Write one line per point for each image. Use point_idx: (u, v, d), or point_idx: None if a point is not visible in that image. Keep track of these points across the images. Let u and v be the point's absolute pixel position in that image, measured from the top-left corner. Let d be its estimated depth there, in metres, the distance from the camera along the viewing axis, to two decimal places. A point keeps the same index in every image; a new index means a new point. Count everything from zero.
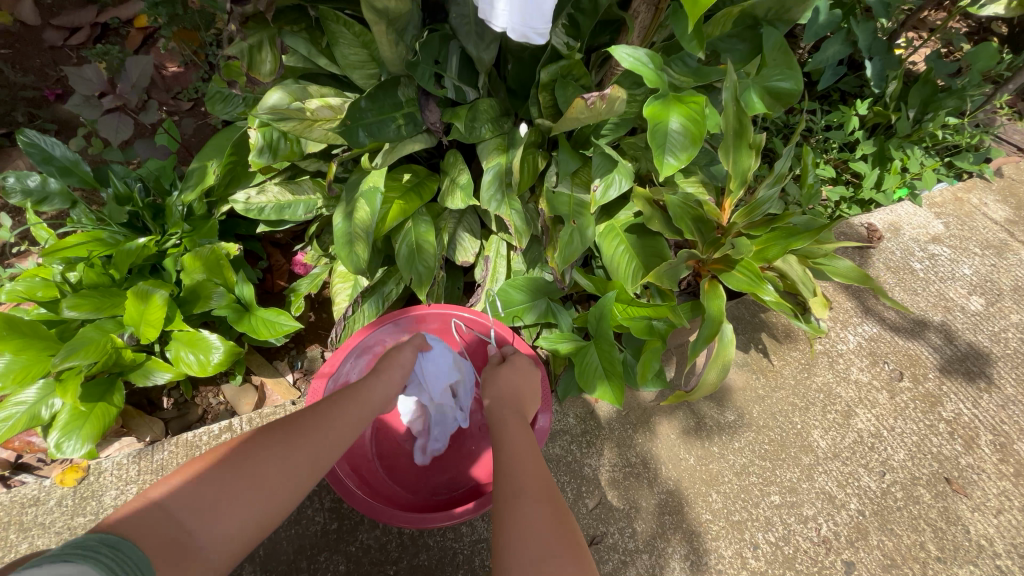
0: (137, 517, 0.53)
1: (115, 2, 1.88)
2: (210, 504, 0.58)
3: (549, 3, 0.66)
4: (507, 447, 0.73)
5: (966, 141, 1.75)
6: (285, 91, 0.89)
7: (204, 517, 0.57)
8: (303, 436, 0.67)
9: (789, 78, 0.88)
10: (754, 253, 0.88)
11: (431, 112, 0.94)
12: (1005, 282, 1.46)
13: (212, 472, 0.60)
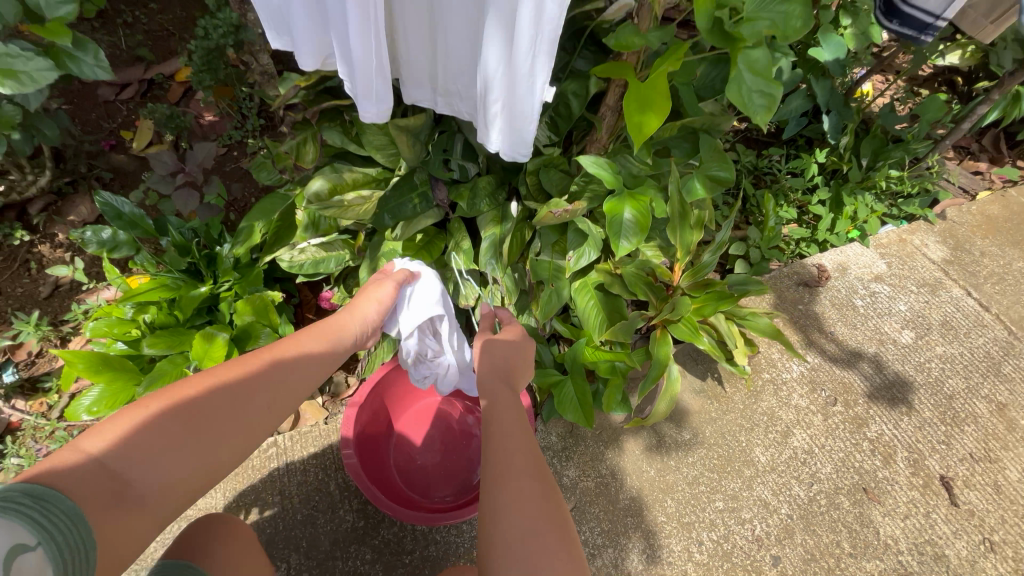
0: (69, 468, 0.64)
1: (159, 58, 2.07)
2: (138, 455, 0.69)
3: (530, 136, 0.89)
4: (498, 423, 0.86)
5: (910, 189, 1.98)
6: (326, 180, 1.14)
7: (130, 467, 0.68)
8: (241, 394, 0.80)
9: (725, 169, 1.09)
10: (694, 309, 1.10)
11: (440, 192, 1.21)
12: (934, 317, 1.69)
13: (140, 426, 0.71)
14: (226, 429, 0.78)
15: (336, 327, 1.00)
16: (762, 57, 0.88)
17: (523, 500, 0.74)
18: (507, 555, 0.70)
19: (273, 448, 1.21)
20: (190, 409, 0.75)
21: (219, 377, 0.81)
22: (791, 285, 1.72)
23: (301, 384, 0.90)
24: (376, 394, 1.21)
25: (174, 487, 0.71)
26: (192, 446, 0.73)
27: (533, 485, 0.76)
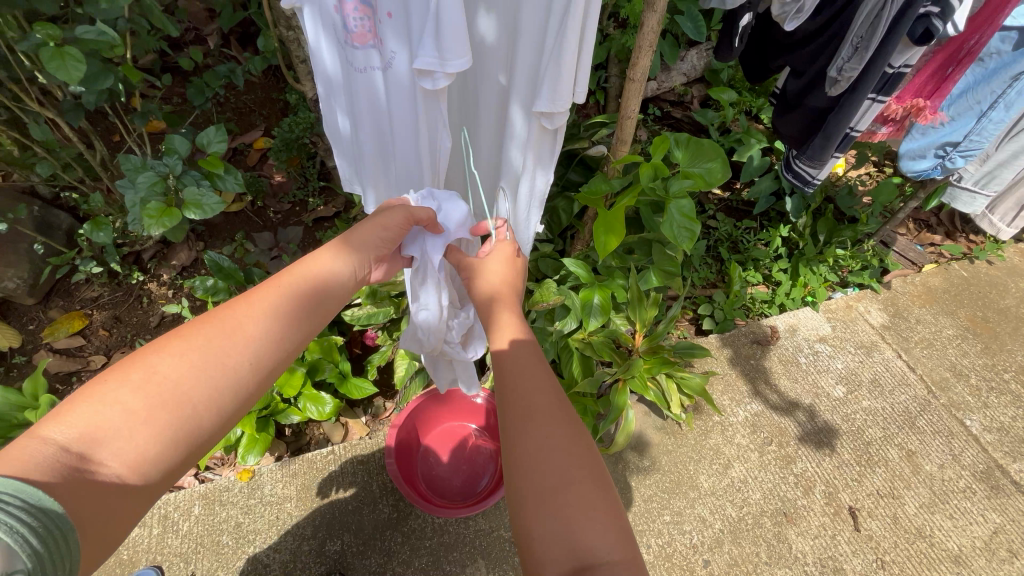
0: (29, 456, 0.60)
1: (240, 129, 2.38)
2: (111, 433, 0.65)
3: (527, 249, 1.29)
4: (518, 368, 0.83)
5: (856, 264, 2.36)
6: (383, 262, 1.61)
7: (99, 446, 0.64)
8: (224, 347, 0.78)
9: (672, 267, 1.48)
10: (645, 367, 1.50)
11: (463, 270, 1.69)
12: (865, 375, 2.03)
13: (104, 404, 0.67)
14: (202, 392, 0.73)
15: (325, 267, 0.97)
16: (687, 205, 1.28)
17: (547, 450, 0.73)
18: (541, 511, 0.69)
19: (331, 454, 1.64)
20: (159, 376, 0.71)
21: (192, 338, 0.77)
22: (747, 342, 2.10)
23: (287, 337, 0.86)
24: (412, 417, 1.61)
25: (155, 461, 0.68)
26: (167, 415, 0.69)
27: (553, 436, 0.74)
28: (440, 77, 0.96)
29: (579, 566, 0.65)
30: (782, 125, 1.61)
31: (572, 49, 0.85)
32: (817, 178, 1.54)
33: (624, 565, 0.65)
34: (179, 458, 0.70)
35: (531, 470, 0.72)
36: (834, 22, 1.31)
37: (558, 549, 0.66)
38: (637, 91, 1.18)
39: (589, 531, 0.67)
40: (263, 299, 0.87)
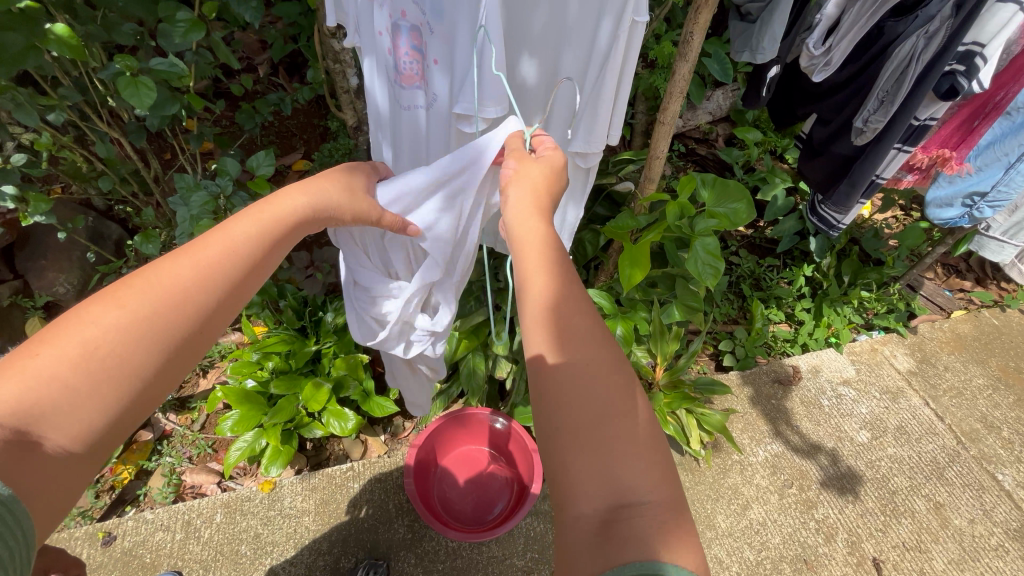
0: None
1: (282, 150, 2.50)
2: (51, 408, 0.63)
3: None
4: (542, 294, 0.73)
5: (882, 307, 2.33)
6: None
7: (41, 423, 0.62)
8: (163, 302, 0.72)
9: (695, 302, 1.50)
10: (665, 402, 1.51)
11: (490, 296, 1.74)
12: (891, 422, 1.99)
13: (32, 383, 0.62)
14: (140, 363, 0.69)
15: (279, 211, 0.86)
16: (712, 242, 1.31)
17: (580, 386, 0.65)
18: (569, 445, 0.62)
19: (350, 471, 1.67)
20: (92, 354, 0.66)
21: (123, 305, 0.69)
22: (768, 381, 2.07)
23: (237, 287, 0.79)
24: (430, 438, 1.61)
25: (100, 430, 0.67)
26: (103, 389, 0.66)
27: (589, 365, 0.66)
28: (478, 120, 1.03)
29: (615, 505, 0.58)
30: (809, 170, 1.68)
31: (608, 97, 0.93)
32: (841, 225, 1.56)
33: (663, 508, 0.59)
34: (125, 421, 0.70)
35: (567, 401, 0.65)
36: (860, 76, 1.41)
37: (588, 485, 0.60)
38: (666, 133, 1.24)
39: (627, 471, 0.60)
40: (202, 256, 0.76)
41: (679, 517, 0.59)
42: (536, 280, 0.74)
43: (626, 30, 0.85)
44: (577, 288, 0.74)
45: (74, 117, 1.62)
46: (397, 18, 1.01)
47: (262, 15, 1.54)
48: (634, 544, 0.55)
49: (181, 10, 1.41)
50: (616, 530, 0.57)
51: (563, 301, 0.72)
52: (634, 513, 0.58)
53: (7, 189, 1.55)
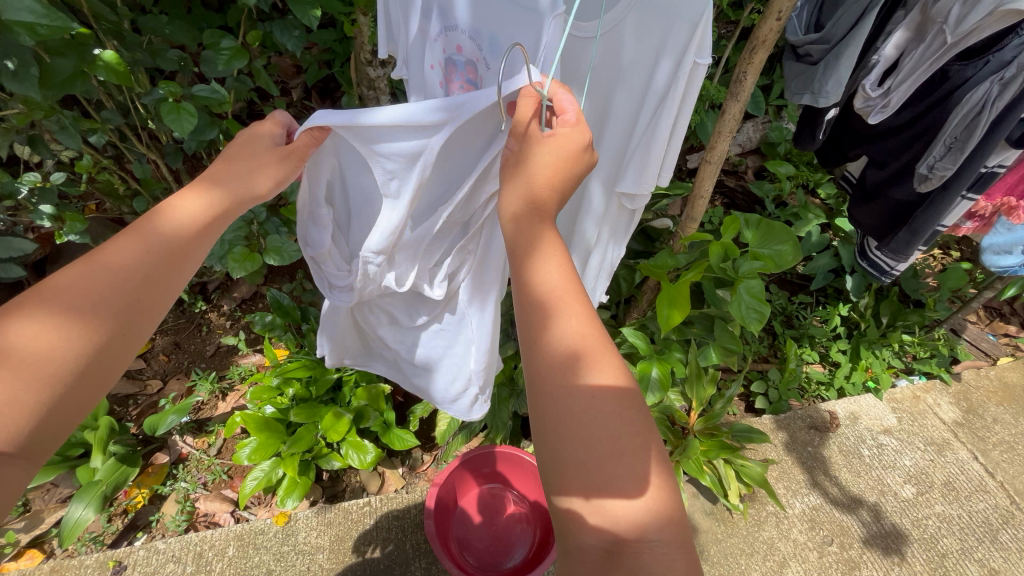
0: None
1: None
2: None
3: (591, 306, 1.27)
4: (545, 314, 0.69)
5: (923, 352, 2.23)
6: None
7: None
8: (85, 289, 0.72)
9: (734, 345, 1.45)
10: (702, 450, 1.43)
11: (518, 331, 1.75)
12: (937, 476, 1.87)
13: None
14: (62, 358, 0.68)
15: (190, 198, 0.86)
16: (757, 285, 1.26)
17: (586, 425, 0.62)
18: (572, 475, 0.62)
19: (367, 506, 1.61)
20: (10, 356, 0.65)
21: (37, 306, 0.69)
22: (804, 427, 1.97)
23: (158, 268, 0.79)
24: (450, 477, 1.55)
25: (30, 429, 0.65)
26: (21, 388, 0.64)
27: (599, 402, 0.63)
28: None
29: (618, 541, 0.60)
30: (861, 216, 1.65)
31: (662, 136, 0.90)
32: (898, 270, 1.55)
33: (666, 547, 0.60)
34: (60, 418, 0.68)
35: (573, 438, 0.62)
36: (921, 120, 1.40)
37: (592, 520, 0.60)
38: (712, 172, 1.21)
39: (632, 512, 0.60)
40: (117, 249, 0.77)
41: (681, 556, 0.60)
42: (543, 304, 0.69)
43: (687, 71, 0.84)
44: (583, 309, 0.68)
45: (114, 139, 1.64)
46: (452, 53, 1.01)
47: (304, 44, 1.56)
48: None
49: (226, 38, 1.42)
50: (619, 563, 0.59)
51: (572, 329, 0.67)
52: (638, 549, 0.59)
53: (45, 209, 1.57)
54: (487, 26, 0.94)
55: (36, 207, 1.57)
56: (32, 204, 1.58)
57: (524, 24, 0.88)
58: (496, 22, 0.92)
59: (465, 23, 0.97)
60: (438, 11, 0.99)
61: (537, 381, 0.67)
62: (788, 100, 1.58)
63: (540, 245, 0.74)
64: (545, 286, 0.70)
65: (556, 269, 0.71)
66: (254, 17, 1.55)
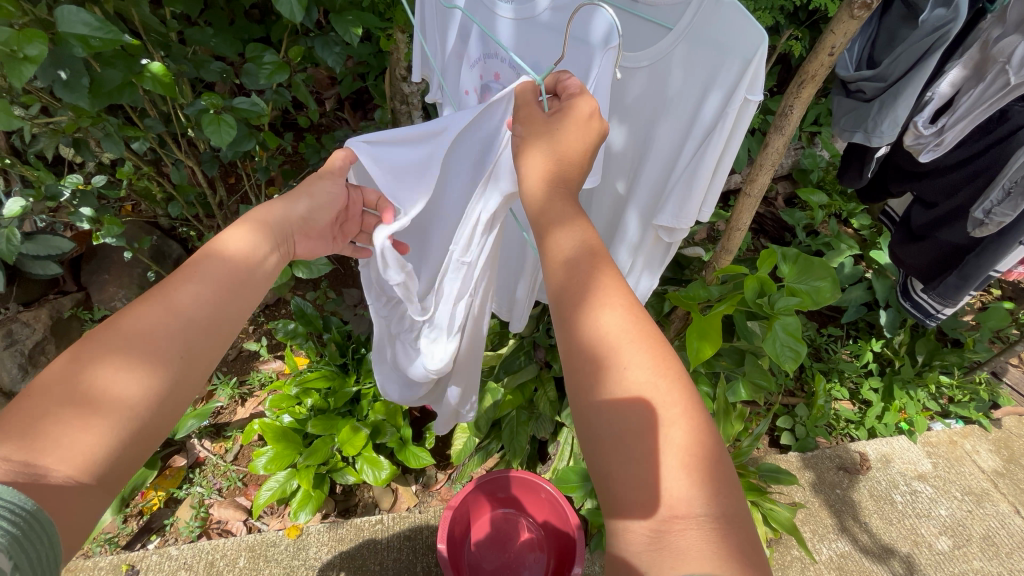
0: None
1: None
2: (50, 444, 0.58)
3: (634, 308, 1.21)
4: (574, 290, 0.65)
5: (961, 395, 2.13)
6: None
7: (43, 460, 0.57)
8: (167, 315, 0.71)
9: (765, 381, 1.41)
10: None
11: (539, 354, 1.74)
12: (976, 529, 1.76)
13: (47, 406, 0.60)
14: (144, 383, 0.66)
15: (259, 230, 0.87)
16: (793, 323, 1.21)
17: (620, 399, 0.58)
18: (614, 456, 0.57)
19: (378, 524, 1.59)
20: (93, 387, 0.63)
21: (111, 332, 0.67)
22: (832, 467, 1.88)
23: (230, 298, 0.78)
24: (464, 500, 1.51)
25: (105, 462, 0.61)
26: (99, 416, 0.62)
27: (632, 377, 0.59)
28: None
29: (665, 517, 0.53)
30: (907, 255, 1.66)
31: (705, 170, 0.90)
32: (945, 312, 1.58)
33: (715, 522, 0.52)
34: (135, 450, 0.64)
35: (609, 411, 0.58)
36: (977, 159, 1.41)
37: (633, 491, 0.55)
38: (751, 206, 1.22)
39: (675, 485, 0.54)
40: (193, 276, 0.76)
41: (740, 534, 0.52)
42: (572, 288, 0.65)
43: (736, 107, 0.84)
44: (612, 282, 0.65)
45: (154, 145, 1.68)
46: (489, 80, 1.02)
47: (344, 60, 1.58)
48: (687, 564, 0.49)
49: (268, 52, 1.45)
50: (668, 544, 0.51)
51: (600, 306, 0.63)
52: (685, 526, 0.52)
53: (85, 211, 1.61)
54: (532, 55, 0.95)
55: (77, 209, 1.61)
56: (73, 206, 1.62)
57: (573, 56, 0.89)
58: (542, 53, 0.94)
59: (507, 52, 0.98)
60: (479, 38, 0.99)
61: (568, 365, 0.64)
62: (835, 138, 1.55)
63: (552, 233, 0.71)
64: (556, 277, 0.67)
65: (565, 255, 0.68)
66: (297, 32, 1.58)
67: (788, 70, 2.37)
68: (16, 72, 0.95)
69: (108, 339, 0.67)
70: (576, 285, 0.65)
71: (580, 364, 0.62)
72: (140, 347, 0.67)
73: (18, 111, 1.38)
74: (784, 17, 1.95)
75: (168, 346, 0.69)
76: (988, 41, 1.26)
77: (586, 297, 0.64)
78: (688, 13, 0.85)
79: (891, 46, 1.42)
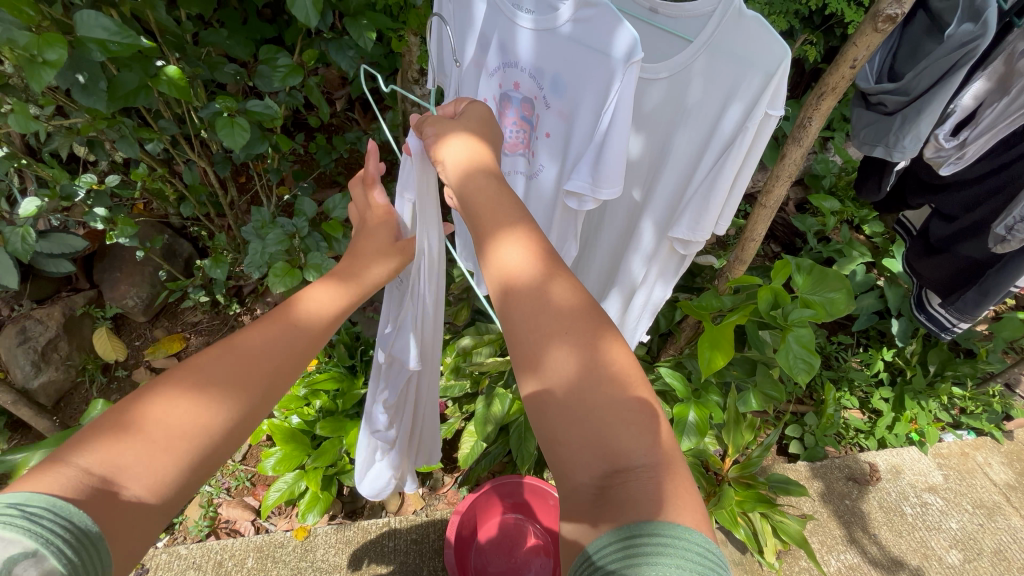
0: (50, 485, 0.54)
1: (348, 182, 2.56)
2: (131, 460, 0.60)
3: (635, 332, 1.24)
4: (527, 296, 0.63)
5: (973, 406, 2.11)
6: (472, 338, 1.74)
7: (121, 475, 0.58)
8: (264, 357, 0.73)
9: (775, 392, 1.40)
10: (737, 500, 1.40)
11: None
12: (987, 543, 1.74)
13: (150, 429, 0.62)
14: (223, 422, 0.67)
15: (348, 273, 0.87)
16: (806, 335, 1.20)
17: (584, 374, 0.58)
18: (562, 434, 0.56)
19: (386, 527, 1.59)
20: (182, 410, 0.65)
21: (223, 355, 0.72)
22: (841, 478, 1.87)
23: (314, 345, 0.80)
24: (471, 507, 1.50)
25: (178, 479, 0.62)
26: (187, 435, 0.64)
27: (584, 359, 0.59)
28: (587, 200, 0.95)
29: (609, 471, 0.53)
30: (926, 269, 1.65)
31: (725, 183, 0.89)
32: (962, 327, 1.56)
33: (656, 471, 0.53)
34: (198, 477, 0.65)
35: (559, 390, 0.58)
36: (1002, 172, 1.38)
37: (586, 454, 0.54)
38: (766, 217, 1.21)
39: (631, 448, 0.54)
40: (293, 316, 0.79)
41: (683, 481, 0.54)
42: (531, 291, 0.63)
43: (757, 121, 0.83)
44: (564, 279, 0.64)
45: (168, 145, 1.69)
46: (508, 89, 1.04)
47: (357, 64, 1.58)
48: (631, 511, 0.50)
49: (281, 55, 1.45)
50: (612, 495, 0.52)
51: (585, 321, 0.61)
52: (630, 479, 0.52)
53: (99, 211, 1.62)
54: (552, 66, 0.96)
55: (91, 209, 1.62)
56: (87, 205, 1.63)
57: (595, 67, 0.89)
58: (562, 64, 0.94)
59: (526, 62, 0.99)
60: (498, 47, 1.00)
61: (525, 355, 0.61)
62: (854, 150, 1.52)
63: (534, 257, 0.65)
64: (550, 284, 0.63)
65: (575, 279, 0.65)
66: (311, 35, 1.59)
67: (802, 74, 2.35)
68: (35, 76, 0.96)
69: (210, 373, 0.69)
70: (541, 292, 0.63)
71: (532, 361, 0.60)
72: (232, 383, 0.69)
73: (34, 110, 1.39)
74: (799, 22, 1.93)
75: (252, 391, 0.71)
76: (1013, 55, 1.25)
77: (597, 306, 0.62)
78: (709, 25, 0.84)
79: (914, 58, 1.41)
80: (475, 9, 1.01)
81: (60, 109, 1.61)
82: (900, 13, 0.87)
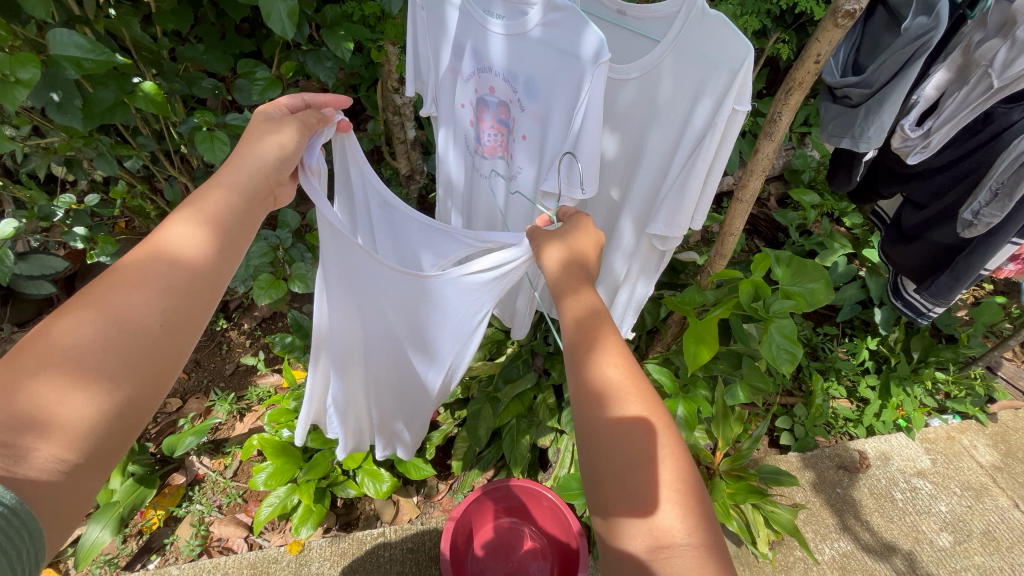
0: None
1: None
2: (29, 416, 0.57)
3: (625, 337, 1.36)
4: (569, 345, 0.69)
5: (956, 390, 2.15)
6: None
7: (25, 438, 0.56)
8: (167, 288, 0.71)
9: (762, 382, 1.42)
10: (729, 493, 1.41)
11: (538, 361, 1.79)
12: (976, 524, 1.77)
13: (47, 382, 0.59)
14: (129, 367, 0.65)
15: (221, 193, 0.82)
16: (788, 326, 1.22)
17: (621, 439, 0.60)
18: (608, 495, 0.59)
19: (381, 537, 1.58)
20: (77, 359, 0.62)
21: (112, 293, 0.67)
22: (832, 467, 1.89)
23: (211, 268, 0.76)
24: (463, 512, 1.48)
25: (94, 438, 0.60)
26: (93, 397, 0.61)
27: (617, 421, 0.61)
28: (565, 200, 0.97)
29: (655, 545, 0.55)
30: (899, 256, 1.69)
31: (698, 178, 0.91)
32: (936, 311, 1.59)
33: (698, 554, 0.54)
34: (117, 436, 0.63)
35: (599, 451, 0.61)
36: (965, 160, 1.43)
37: (631, 526, 0.56)
38: (743, 211, 1.23)
39: (668, 520, 0.56)
40: (179, 244, 0.75)
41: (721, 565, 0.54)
42: (573, 341, 0.69)
43: (725, 117, 0.85)
44: (601, 333, 0.68)
45: (148, 162, 1.68)
46: (484, 94, 1.06)
47: (336, 74, 1.59)
48: None
49: (260, 68, 1.45)
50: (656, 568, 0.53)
51: (606, 366, 0.65)
52: (673, 553, 0.54)
53: (78, 230, 1.59)
54: (523, 70, 0.97)
55: (70, 228, 1.59)
56: (66, 225, 1.60)
57: (564, 70, 0.91)
58: (533, 67, 0.96)
59: (499, 66, 1.00)
60: (472, 52, 1.02)
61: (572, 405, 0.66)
62: (823, 143, 1.56)
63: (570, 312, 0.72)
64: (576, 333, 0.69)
65: (580, 309, 0.71)
66: (289, 48, 1.60)
67: (776, 72, 2.41)
68: (8, 96, 0.95)
69: (101, 312, 0.65)
70: (583, 342, 0.68)
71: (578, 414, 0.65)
72: (127, 321, 0.66)
73: (9, 131, 1.38)
74: (771, 21, 1.98)
75: (154, 325, 0.68)
76: (970, 45, 1.31)
77: (604, 341, 0.67)
78: (675, 26, 0.87)
79: (876, 52, 1.45)
80: (448, 18, 1.03)
81: (37, 130, 1.60)
82: (857, 8, 0.91)
